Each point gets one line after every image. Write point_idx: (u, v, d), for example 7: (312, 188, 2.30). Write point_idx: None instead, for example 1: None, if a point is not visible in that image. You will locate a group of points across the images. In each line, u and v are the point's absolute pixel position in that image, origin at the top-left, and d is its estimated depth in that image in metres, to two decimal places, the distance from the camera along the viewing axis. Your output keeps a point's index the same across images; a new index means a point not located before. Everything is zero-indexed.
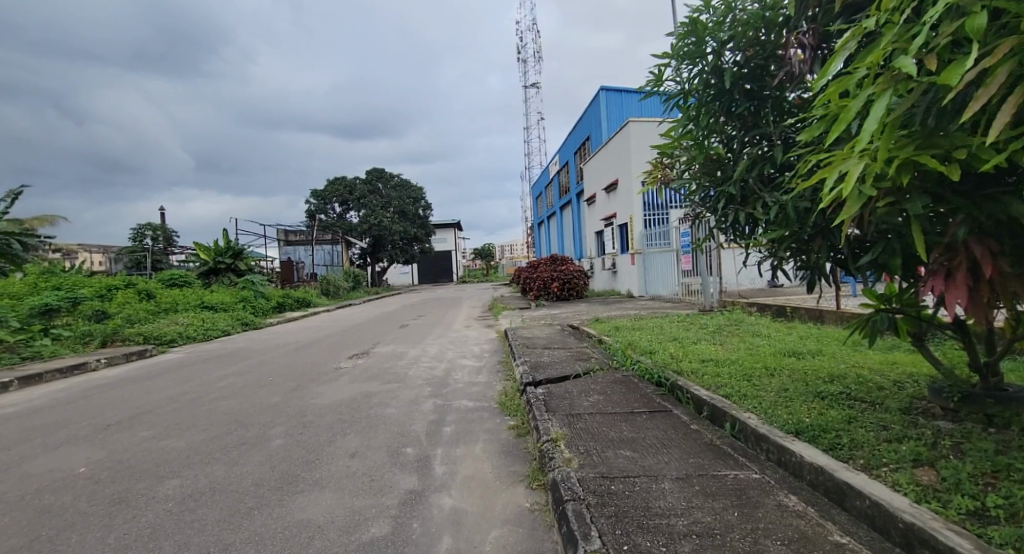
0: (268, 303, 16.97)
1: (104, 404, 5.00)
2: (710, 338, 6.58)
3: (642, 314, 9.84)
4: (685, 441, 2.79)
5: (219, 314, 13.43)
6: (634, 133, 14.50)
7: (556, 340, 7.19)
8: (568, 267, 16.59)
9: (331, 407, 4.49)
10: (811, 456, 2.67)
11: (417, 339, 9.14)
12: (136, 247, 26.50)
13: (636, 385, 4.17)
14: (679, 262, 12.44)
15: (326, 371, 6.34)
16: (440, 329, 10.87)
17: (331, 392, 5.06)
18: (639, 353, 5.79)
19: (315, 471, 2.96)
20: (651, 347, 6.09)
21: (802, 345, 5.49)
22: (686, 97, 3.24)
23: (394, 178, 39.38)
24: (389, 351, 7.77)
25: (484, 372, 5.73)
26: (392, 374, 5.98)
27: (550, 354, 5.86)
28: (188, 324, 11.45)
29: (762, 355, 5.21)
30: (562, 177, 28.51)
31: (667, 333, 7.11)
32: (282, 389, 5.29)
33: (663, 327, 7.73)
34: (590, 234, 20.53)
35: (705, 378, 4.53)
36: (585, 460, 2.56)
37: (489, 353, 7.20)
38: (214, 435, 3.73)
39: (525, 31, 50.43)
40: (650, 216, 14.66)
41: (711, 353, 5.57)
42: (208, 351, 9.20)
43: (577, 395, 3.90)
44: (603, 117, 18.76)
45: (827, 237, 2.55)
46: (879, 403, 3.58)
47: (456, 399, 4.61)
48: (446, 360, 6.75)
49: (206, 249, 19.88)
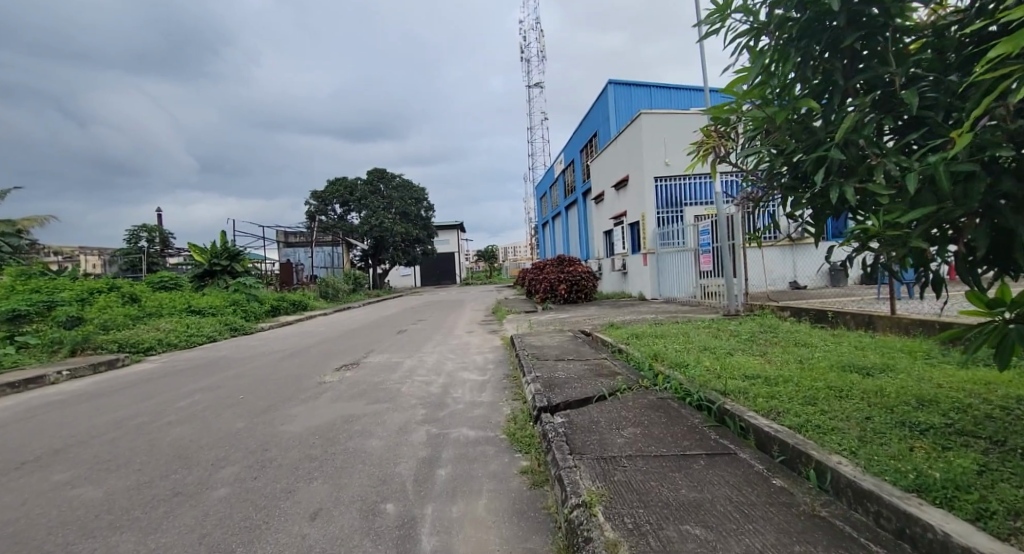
0: (262, 307, 16.22)
1: (35, 431, 4.20)
2: (746, 349, 5.73)
3: (660, 318, 9.00)
4: (774, 511, 1.94)
5: (206, 319, 12.68)
6: (645, 126, 13.69)
7: (570, 349, 6.36)
8: (575, 267, 15.77)
9: (302, 436, 3.68)
10: (965, 535, 1.79)
11: (415, 346, 8.34)
12: (131, 248, 25.90)
13: (677, 411, 3.38)
14: (697, 263, 11.60)
15: (308, 386, 5.53)
16: (441, 335, 10.07)
17: (306, 415, 4.25)
18: (670, 367, 4.97)
19: (256, 546, 2.14)
20: (682, 359, 5.26)
21: (864, 359, 4.65)
22: (756, 39, 2.39)
23: (395, 179, 38.74)
24: (382, 362, 6.96)
25: (488, 390, 4.91)
26: (381, 391, 5.17)
27: (565, 367, 5.04)
28: (170, 330, 10.69)
29: (818, 372, 4.36)
30: (567, 177, 27.76)
31: (695, 342, 6.28)
32: (251, 411, 4.49)
33: (688, 334, 6.89)
34: (598, 234, 19.69)
35: (759, 401, 3.71)
36: (638, 547, 1.72)
37: (493, 364, 6.39)
38: (144, 481, 2.92)
39: (528, 30, 49.92)
40: (663, 214, 13.82)
41: (755, 368, 4.75)
42: (186, 360, 8.41)
43: (607, 428, 3.07)
44: (611, 112, 17.98)
45: (989, 218, 1.75)
46: (1002, 439, 2.71)
47: (454, 427, 3.79)
48: (445, 373, 5.95)
49: (200, 250, 19.15)
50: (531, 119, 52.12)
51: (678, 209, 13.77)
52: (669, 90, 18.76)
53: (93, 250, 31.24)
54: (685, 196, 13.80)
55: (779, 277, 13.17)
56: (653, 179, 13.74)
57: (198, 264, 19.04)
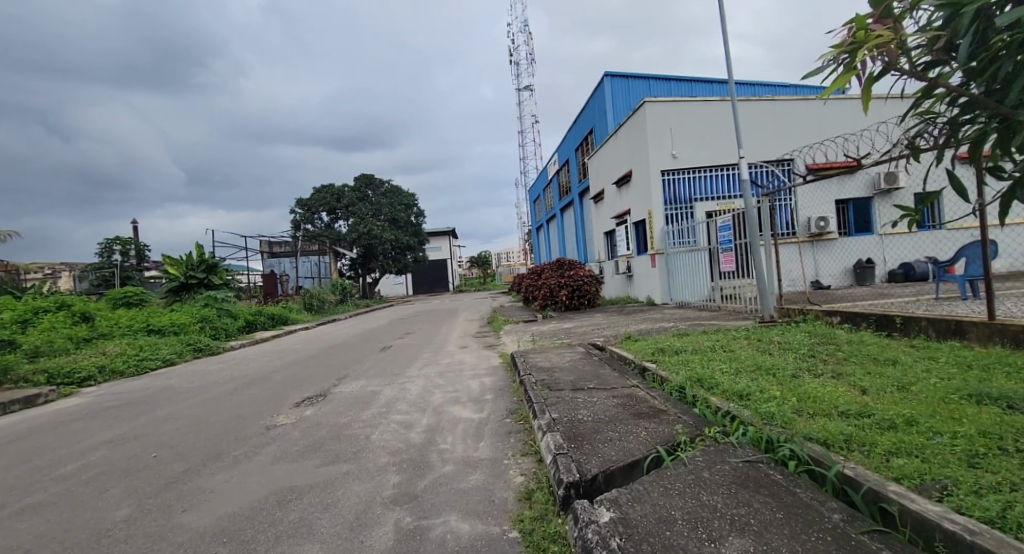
0: (236, 323, 14.84)
1: None
2: (816, 371, 4.46)
3: (683, 328, 7.79)
4: None
5: (166, 339, 11.25)
6: (651, 114, 12.54)
7: (587, 373, 5.10)
8: (576, 272, 14.55)
9: (202, 538, 2.38)
10: None
11: (397, 369, 7.04)
12: (104, 263, 24.43)
13: (789, 493, 2.11)
14: (714, 263, 10.45)
15: (250, 434, 4.21)
16: (430, 352, 8.80)
17: (224, 492, 2.94)
18: (733, 401, 3.67)
19: None
20: (742, 388, 3.96)
21: (991, 384, 3.46)
22: None
23: (384, 185, 37.57)
24: (355, 392, 5.68)
25: (487, 439, 3.65)
26: (344, 442, 3.87)
27: (587, 405, 3.78)
28: (118, 355, 9.27)
29: (945, 405, 3.13)
30: (562, 178, 26.64)
31: (742, 360, 5.03)
32: (152, 482, 3.17)
33: (728, 350, 5.64)
34: (598, 236, 18.53)
35: (891, 460, 2.48)
36: None
37: (491, 393, 5.16)
38: None
39: (518, 33, 49.57)
40: (672, 211, 12.62)
41: (851, 401, 3.47)
42: (126, 394, 7.03)
43: (692, 540, 1.79)
44: (609, 106, 16.87)
45: None
46: None
47: (437, 515, 2.50)
48: (431, 409, 4.70)
49: (174, 262, 17.69)
50: (522, 122, 51.15)
51: (688, 206, 12.61)
52: (669, 82, 17.68)
53: (64, 265, 29.59)
54: (695, 191, 12.66)
55: (800, 277, 12.09)
56: (660, 173, 12.58)
57: (171, 277, 17.61)
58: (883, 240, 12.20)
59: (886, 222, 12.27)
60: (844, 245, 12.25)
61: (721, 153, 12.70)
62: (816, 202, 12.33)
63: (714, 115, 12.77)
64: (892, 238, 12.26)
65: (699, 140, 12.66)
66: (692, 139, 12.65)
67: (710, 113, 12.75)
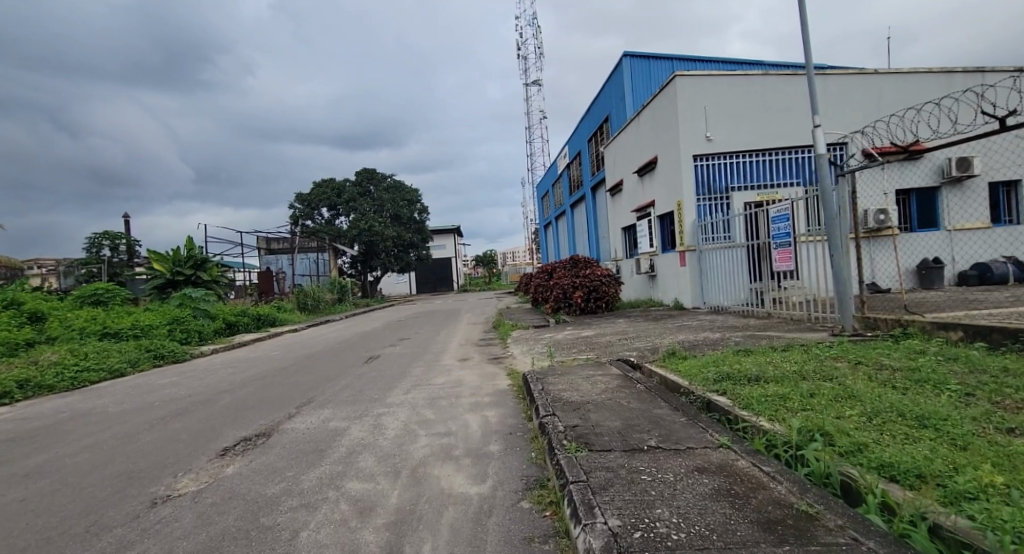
0: (213, 325, 13.33)
1: None
2: (1010, 426, 2.82)
3: (740, 342, 6.16)
4: None
5: (123, 344, 9.75)
6: (682, 90, 10.95)
7: (638, 415, 3.51)
8: (592, 271, 12.97)
9: None
10: None
11: (376, 394, 5.42)
12: (91, 259, 23.10)
13: None
14: (760, 261, 8.82)
15: (114, 519, 2.64)
16: (423, 366, 7.22)
17: None
18: (925, 498, 2.06)
19: None
20: (921, 462, 2.34)
21: None
22: None
23: (387, 180, 36.16)
24: (309, 433, 4.09)
25: None
26: (246, 547, 2.29)
27: (666, 496, 2.17)
28: (52, 367, 7.73)
29: None
30: (571, 172, 25.08)
31: (865, 399, 3.42)
32: None
33: (828, 379, 4.03)
34: (615, 231, 16.93)
35: None
36: None
37: (500, 443, 3.56)
38: None
39: (525, 26, 48.12)
40: (706, 202, 10.98)
41: None
42: (29, 420, 5.46)
43: None
44: (628, 88, 15.27)
45: None
46: None
47: None
48: (408, 473, 3.10)
49: (162, 257, 16.16)
50: (528, 118, 49.66)
51: (723, 196, 10.97)
52: (694, 62, 16.03)
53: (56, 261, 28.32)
54: (732, 178, 11.00)
55: None
56: (691, 158, 10.98)
57: (156, 272, 16.14)
58: (952, 237, 10.57)
59: (956, 218, 10.64)
60: (905, 241, 10.60)
61: (762, 135, 11.06)
62: (874, 192, 10.62)
63: (754, 91, 11.11)
64: (963, 235, 10.60)
65: (736, 120, 11.03)
66: (728, 119, 11.03)
67: (749, 89, 11.10)
